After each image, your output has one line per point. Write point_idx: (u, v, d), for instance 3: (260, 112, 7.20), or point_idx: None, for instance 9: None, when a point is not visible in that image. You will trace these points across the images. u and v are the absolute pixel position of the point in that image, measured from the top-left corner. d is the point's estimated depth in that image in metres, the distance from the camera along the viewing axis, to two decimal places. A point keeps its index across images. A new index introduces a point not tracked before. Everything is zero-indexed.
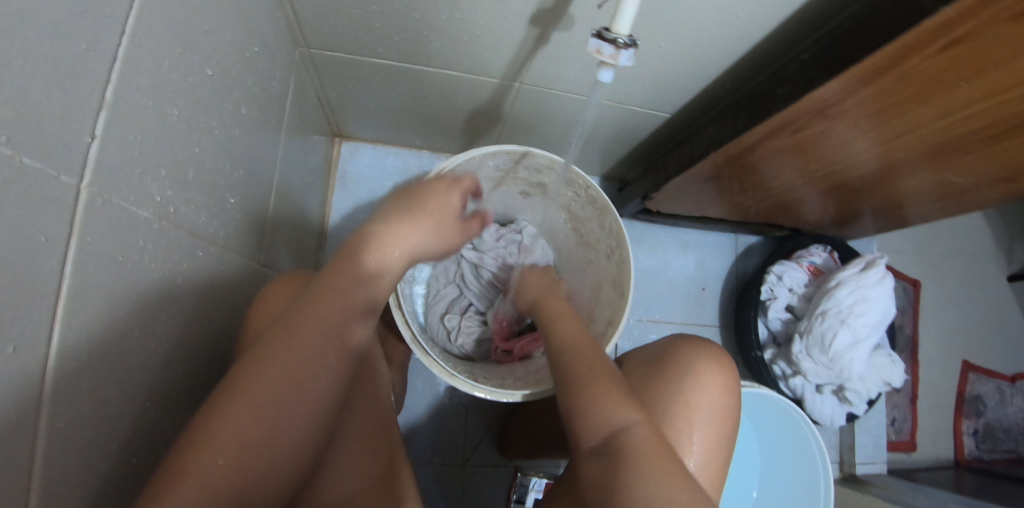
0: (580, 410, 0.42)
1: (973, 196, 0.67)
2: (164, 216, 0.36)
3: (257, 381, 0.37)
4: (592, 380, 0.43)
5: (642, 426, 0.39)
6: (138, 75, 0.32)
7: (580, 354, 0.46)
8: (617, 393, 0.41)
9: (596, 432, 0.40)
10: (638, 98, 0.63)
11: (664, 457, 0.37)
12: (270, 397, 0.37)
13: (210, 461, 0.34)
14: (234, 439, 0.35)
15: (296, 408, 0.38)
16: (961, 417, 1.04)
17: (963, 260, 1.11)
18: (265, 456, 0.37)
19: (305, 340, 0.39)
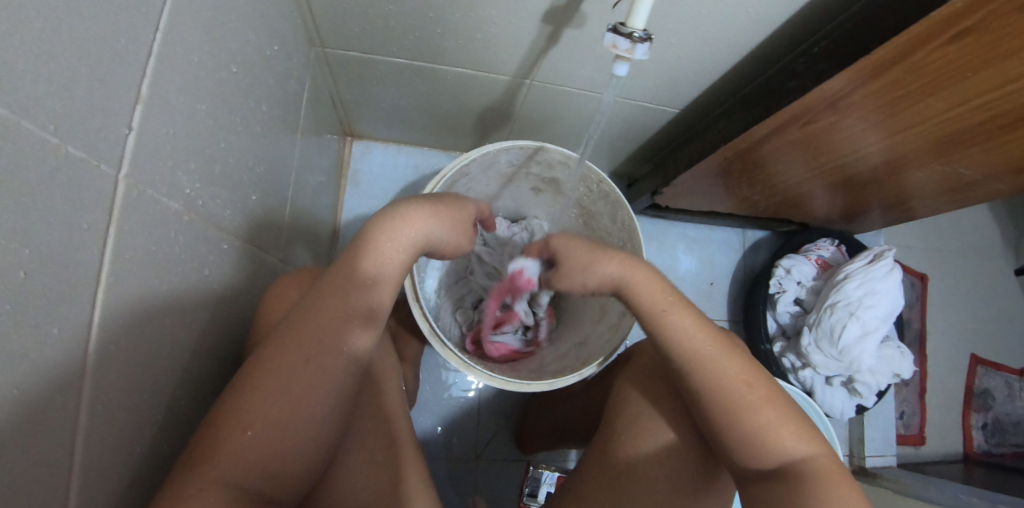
0: (750, 437, 0.39)
1: (981, 188, 0.67)
2: (192, 209, 0.37)
3: (279, 371, 0.39)
4: (763, 404, 0.39)
5: (822, 454, 0.39)
6: (170, 71, 0.33)
7: (726, 365, 0.41)
8: (787, 415, 0.39)
9: (770, 460, 0.38)
10: (649, 94, 0.64)
11: (844, 482, 0.37)
12: (293, 386, 0.39)
13: (235, 449, 0.36)
14: (262, 427, 0.37)
15: (318, 397, 0.40)
16: (969, 411, 1.04)
17: (971, 255, 1.11)
18: (288, 444, 0.38)
19: (324, 335, 0.41)
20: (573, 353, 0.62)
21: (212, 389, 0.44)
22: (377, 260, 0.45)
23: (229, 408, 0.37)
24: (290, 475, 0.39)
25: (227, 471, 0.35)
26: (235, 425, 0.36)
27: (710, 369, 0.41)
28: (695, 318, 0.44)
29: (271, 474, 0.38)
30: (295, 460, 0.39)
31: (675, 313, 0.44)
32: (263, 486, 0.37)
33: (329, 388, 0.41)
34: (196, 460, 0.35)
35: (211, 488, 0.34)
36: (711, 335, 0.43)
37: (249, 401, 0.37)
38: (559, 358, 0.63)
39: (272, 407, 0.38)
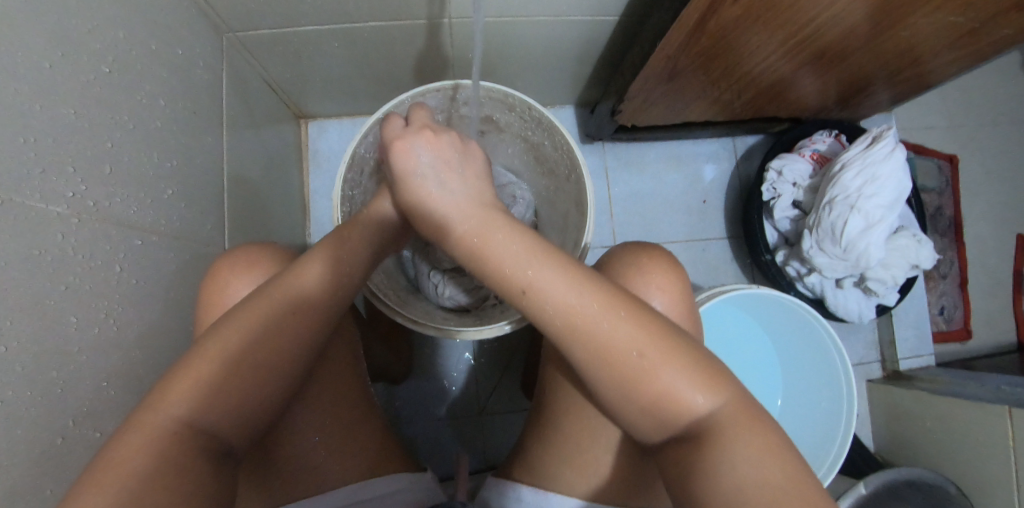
0: (649, 404, 0.34)
1: (988, 33, 0.57)
2: (83, 211, 0.37)
3: (248, 320, 0.37)
4: (654, 368, 0.34)
5: (732, 403, 0.34)
6: (18, 78, 0.32)
7: (613, 326, 0.34)
8: (688, 371, 0.34)
9: (670, 425, 0.34)
10: (577, 6, 0.58)
11: (762, 431, 0.33)
12: (262, 334, 0.37)
13: (194, 391, 0.34)
14: (224, 372, 0.35)
15: (294, 347, 0.38)
16: (1020, 295, 0.94)
17: (1007, 123, 0.98)
18: (255, 390, 0.36)
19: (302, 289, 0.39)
20: None
21: (163, 376, 0.45)
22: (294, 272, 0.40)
23: (191, 356, 0.35)
24: (254, 421, 0.37)
25: (186, 413, 0.33)
26: (199, 368, 0.35)
27: (586, 342, 0.34)
28: (564, 267, 0.36)
29: (231, 417, 0.36)
30: (261, 408, 0.37)
31: (531, 291, 0.35)
32: (220, 430, 0.35)
33: (303, 340, 0.39)
34: (153, 403, 0.33)
35: (165, 428, 0.32)
36: (594, 292, 0.35)
37: (167, 394, 0.33)
38: None
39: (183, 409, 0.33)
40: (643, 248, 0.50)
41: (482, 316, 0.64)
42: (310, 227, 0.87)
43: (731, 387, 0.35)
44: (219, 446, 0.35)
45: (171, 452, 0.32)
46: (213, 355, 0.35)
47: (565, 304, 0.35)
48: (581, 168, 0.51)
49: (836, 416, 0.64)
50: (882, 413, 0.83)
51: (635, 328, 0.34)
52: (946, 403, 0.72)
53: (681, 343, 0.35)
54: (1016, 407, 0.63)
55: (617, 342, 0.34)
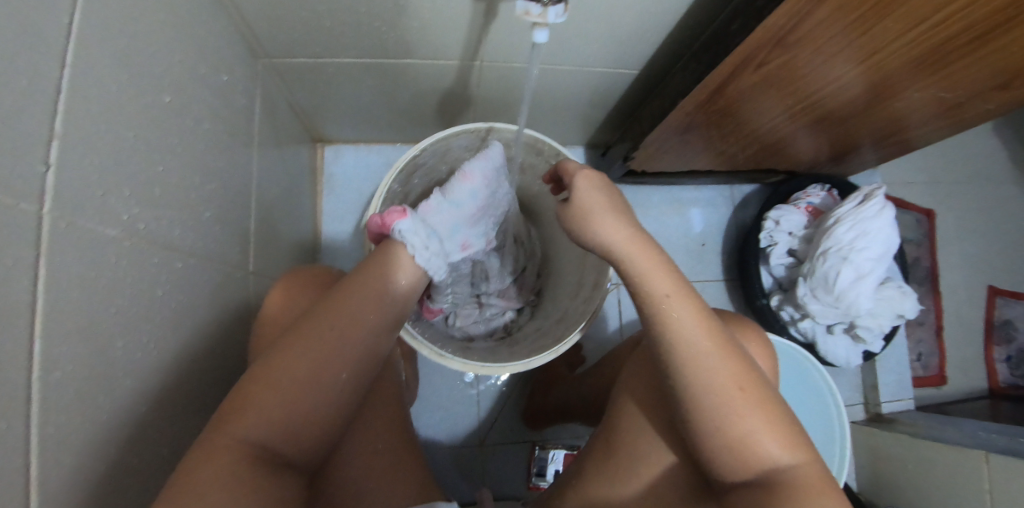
0: (735, 446, 0.39)
1: (971, 108, 0.63)
2: (133, 233, 0.38)
3: (318, 336, 0.41)
4: (751, 410, 0.40)
5: (806, 465, 0.39)
6: (87, 104, 0.34)
7: (720, 364, 0.41)
8: (775, 427, 0.40)
9: (752, 467, 0.39)
10: (602, 59, 0.62)
11: (829, 495, 0.38)
12: (317, 360, 0.40)
13: (263, 411, 0.38)
14: (307, 370, 0.40)
15: (347, 367, 0.41)
16: (991, 344, 1.00)
17: (978, 182, 1.06)
18: (309, 414, 0.40)
19: (352, 316, 0.42)
20: (553, 329, 0.63)
21: (194, 400, 0.46)
22: (366, 285, 0.44)
23: (260, 376, 0.39)
24: (308, 441, 0.40)
25: (252, 433, 0.37)
26: (262, 394, 0.38)
27: (699, 375, 0.41)
28: (692, 309, 0.43)
29: (290, 439, 0.39)
30: (316, 430, 0.40)
31: (674, 299, 0.43)
32: (282, 450, 0.39)
33: (351, 365, 0.42)
34: (225, 423, 0.37)
35: (235, 447, 0.36)
36: (713, 336, 0.42)
37: (262, 399, 0.38)
38: (542, 336, 0.64)
39: (262, 429, 0.37)
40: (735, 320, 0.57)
41: (495, 349, 0.66)
42: (320, 249, 0.88)
43: (808, 451, 0.40)
44: (280, 463, 0.38)
45: (243, 469, 0.35)
46: (277, 381, 0.39)
47: (689, 336, 0.42)
48: None
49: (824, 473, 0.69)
50: (865, 454, 0.87)
51: (732, 375, 0.41)
52: (926, 446, 0.76)
53: (770, 402, 0.41)
54: (992, 452, 0.68)
55: (715, 381, 0.41)
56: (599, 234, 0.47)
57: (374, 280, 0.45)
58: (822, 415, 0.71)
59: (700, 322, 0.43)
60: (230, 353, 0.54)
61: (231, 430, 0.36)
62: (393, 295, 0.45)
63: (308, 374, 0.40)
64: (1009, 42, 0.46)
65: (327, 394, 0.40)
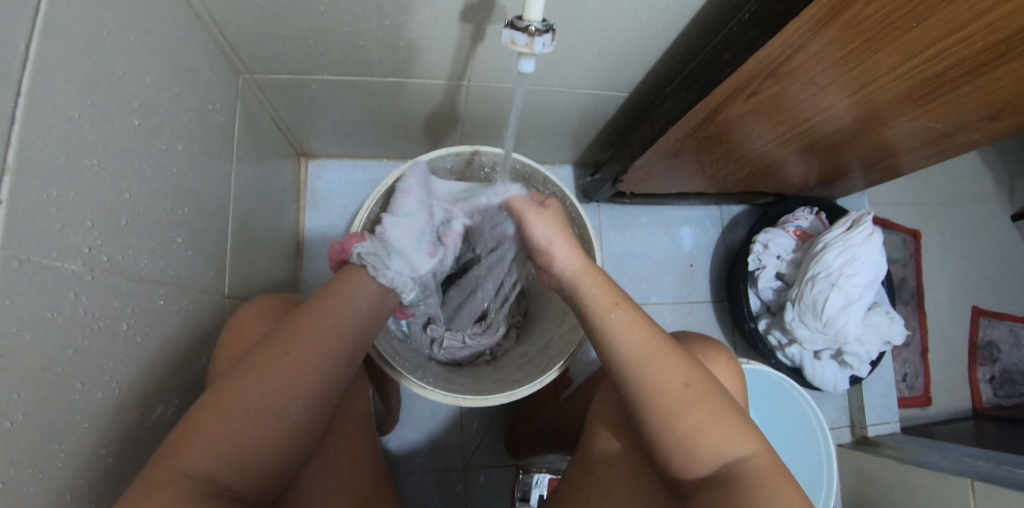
0: (684, 446, 0.39)
1: (960, 137, 0.63)
2: (96, 266, 0.36)
3: (275, 350, 0.40)
4: (694, 405, 0.40)
5: (761, 456, 0.39)
6: (45, 132, 0.31)
7: (664, 364, 0.42)
8: (726, 418, 0.40)
9: (704, 465, 0.39)
10: (592, 81, 0.61)
11: (786, 486, 0.37)
12: (271, 376, 0.39)
13: (212, 440, 0.35)
14: (258, 394, 0.38)
15: (304, 385, 0.40)
16: (975, 365, 1.01)
17: (963, 203, 1.07)
18: (261, 439, 0.37)
19: (313, 333, 0.42)
20: (539, 357, 0.62)
21: (161, 436, 0.44)
22: (318, 308, 0.43)
23: (212, 394, 0.37)
24: (259, 470, 0.38)
25: (196, 465, 0.34)
26: (208, 419, 0.36)
27: (642, 373, 0.42)
28: (637, 315, 0.45)
29: (239, 469, 0.36)
30: (268, 457, 0.38)
31: (623, 308, 0.45)
32: (230, 482, 0.36)
33: (309, 386, 0.40)
34: (167, 453, 0.34)
35: (179, 480, 0.33)
36: (656, 339, 0.43)
37: (207, 424, 0.36)
38: (526, 364, 0.63)
39: (205, 462, 0.35)
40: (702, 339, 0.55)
41: (480, 376, 0.64)
42: (303, 265, 0.86)
43: (758, 445, 0.40)
44: (228, 498, 0.35)
45: (186, 501, 0.32)
46: (228, 404, 0.37)
47: (632, 337, 0.43)
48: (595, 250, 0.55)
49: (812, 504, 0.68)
50: (850, 477, 0.87)
51: (679, 372, 0.41)
52: (912, 471, 0.76)
53: (721, 401, 0.41)
54: (976, 479, 0.68)
55: (663, 379, 0.41)
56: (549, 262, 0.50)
57: (328, 300, 0.44)
58: (810, 443, 0.71)
59: (644, 328, 0.44)
60: (203, 383, 0.52)
61: (170, 465, 0.33)
62: (347, 318, 0.44)
63: (257, 398, 0.38)
64: (1000, 76, 0.46)
65: (277, 424, 0.38)
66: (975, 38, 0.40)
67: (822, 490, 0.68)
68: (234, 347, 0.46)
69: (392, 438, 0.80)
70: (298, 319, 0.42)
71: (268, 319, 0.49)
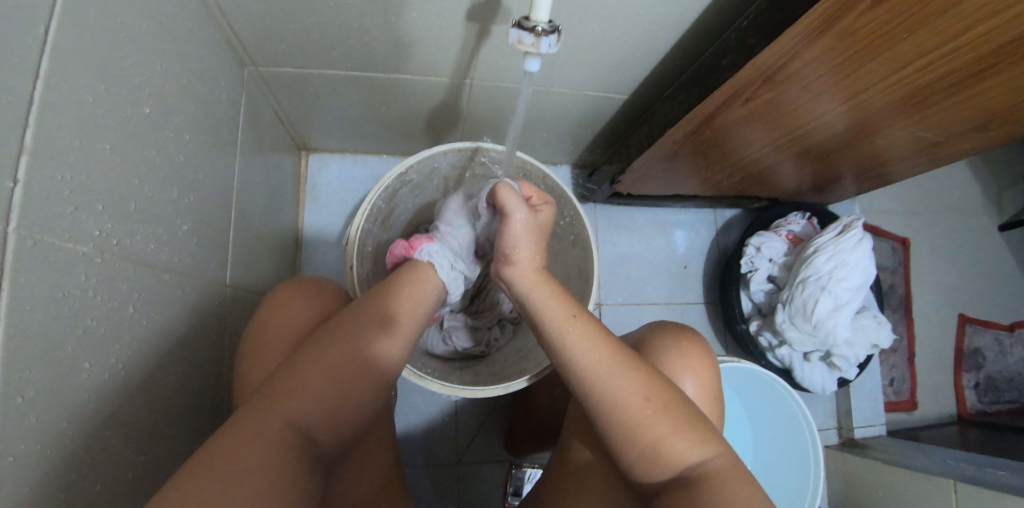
0: (647, 455, 0.40)
1: (949, 147, 0.65)
2: (104, 250, 0.37)
3: (361, 324, 0.43)
4: (657, 417, 0.41)
5: (720, 455, 0.41)
6: (60, 116, 0.32)
7: (620, 381, 0.42)
8: (686, 422, 0.41)
9: (665, 471, 0.40)
10: (593, 83, 0.62)
11: (747, 484, 0.39)
12: (349, 341, 0.42)
13: (304, 399, 0.39)
14: (337, 359, 0.41)
15: (383, 356, 0.43)
16: (961, 371, 1.03)
17: (952, 213, 1.09)
18: (347, 400, 0.40)
19: (388, 313, 0.45)
20: (534, 352, 0.63)
21: (162, 421, 0.45)
22: (390, 288, 0.47)
23: (302, 359, 0.40)
24: (340, 430, 0.40)
25: (296, 415, 0.38)
26: (303, 378, 0.39)
27: (602, 388, 0.42)
28: (592, 327, 0.46)
29: (329, 425, 0.40)
30: (352, 418, 0.41)
31: (578, 320, 0.46)
32: (320, 438, 0.39)
33: (386, 359, 0.43)
34: (269, 404, 0.37)
35: (272, 432, 0.36)
36: (610, 350, 0.44)
37: (292, 381, 0.39)
38: (521, 359, 0.64)
39: (291, 417, 0.38)
40: (680, 331, 0.56)
41: (477, 372, 0.65)
42: (302, 259, 0.87)
43: (717, 444, 0.41)
44: (314, 453, 0.38)
45: (282, 451, 0.35)
46: (321, 364, 0.40)
47: (586, 348, 0.44)
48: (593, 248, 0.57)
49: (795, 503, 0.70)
50: (837, 479, 0.88)
51: (637, 385, 0.42)
52: (896, 473, 0.78)
53: (681, 410, 0.42)
54: (959, 481, 0.70)
55: (624, 393, 0.42)
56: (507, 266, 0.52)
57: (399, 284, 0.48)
58: (797, 443, 0.72)
59: (599, 339, 0.45)
60: (204, 371, 0.52)
61: (261, 414, 0.37)
62: (418, 299, 0.48)
63: (338, 362, 0.41)
64: (989, 87, 0.48)
65: (358, 386, 0.41)
66: (964, 50, 0.41)
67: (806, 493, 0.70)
68: (285, 323, 0.47)
69: None
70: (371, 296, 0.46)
71: (317, 299, 0.49)
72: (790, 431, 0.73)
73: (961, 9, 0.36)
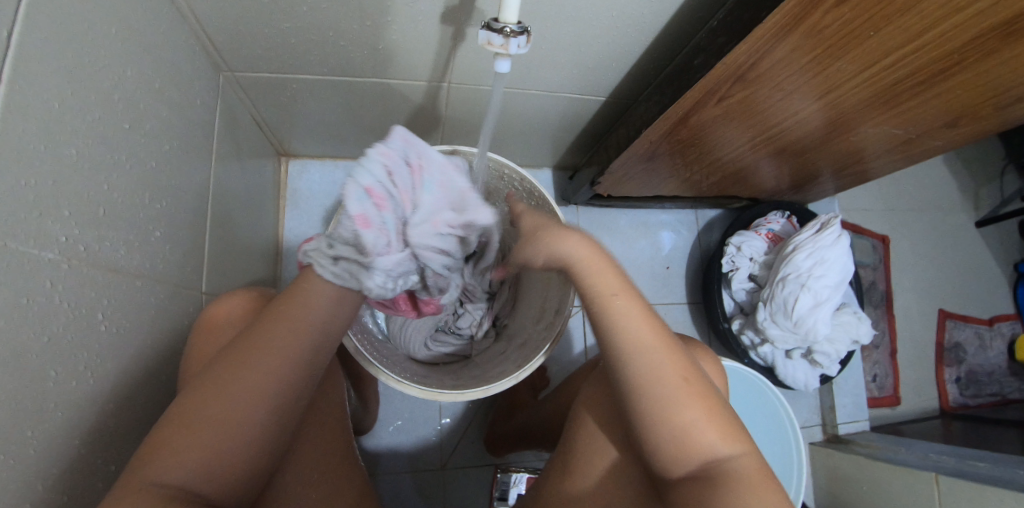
0: (677, 440, 0.40)
1: (922, 144, 0.66)
2: (72, 256, 0.36)
3: (244, 364, 0.39)
4: (692, 402, 0.40)
5: (748, 457, 0.40)
6: (25, 121, 0.32)
7: (660, 362, 0.41)
8: (719, 419, 0.41)
9: (691, 464, 0.40)
10: (570, 85, 0.63)
11: (770, 484, 0.39)
12: (240, 379, 0.38)
13: (186, 453, 0.36)
14: (230, 398, 0.38)
15: (277, 388, 0.40)
16: (943, 365, 1.05)
17: (930, 210, 1.11)
18: (236, 448, 0.38)
19: (284, 341, 0.41)
20: (515, 354, 0.63)
21: (133, 429, 0.44)
22: (284, 306, 0.42)
23: (188, 404, 0.37)
24: (238, 475, 0.38)
25: (172, 472, 0.35)
26: (182, 429, 0.36)
27: (647, 368, 0.41)
28: (640, 309, 0.43)
29: (220, 477, 0.37)
30: (251, 457, 0.39)
31: (625, 298, 0.43)
32: (209, 491, 0.36)
33: (282, 394, 0.40)
34: (145, 462, 0.35)
35: (154, 491, 0.34)
36: (655, 333, 0.42)
37: (181, 429, 0.36)
38: (503, 361, 0.64)
39: (176, 471, 0.35)
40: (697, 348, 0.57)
41: (458, 374, 0.65)
42: (282, 265, 0.86)
43: (744, 441, 0.41)
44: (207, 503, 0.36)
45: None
46: (200, 420, 0.37)
47: (631, 332, 0.42)
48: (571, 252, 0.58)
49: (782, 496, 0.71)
50: (823, 475, 0.89)
51: (673, 373, 0.41)
52: (880, 467, 0.79)
53: (714, 400, 0.41)
54: (940, 473, 0.70)
55: (660, 379, 0.41)
56: (555, 248, 0.45)
57: (289, 300, 0.43)
58: (780, 439, 0.73)
59: (645, 323, 0.42)
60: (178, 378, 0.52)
61: (147, 469, 0.35)
62: (314, 316, 0.43)
63: (232, 405, 0.38)
64: (960, 83, 0.49)
65: (258, 423, 0.39)
66: (931, 47, 0.42)
67: (790, 489, 0.70)
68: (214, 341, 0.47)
69: (370, 438, 0.80)
70: (263, 320, 0.42)
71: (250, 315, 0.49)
72: (774, 425, 0.74)
73: (923, 6, 0.37)
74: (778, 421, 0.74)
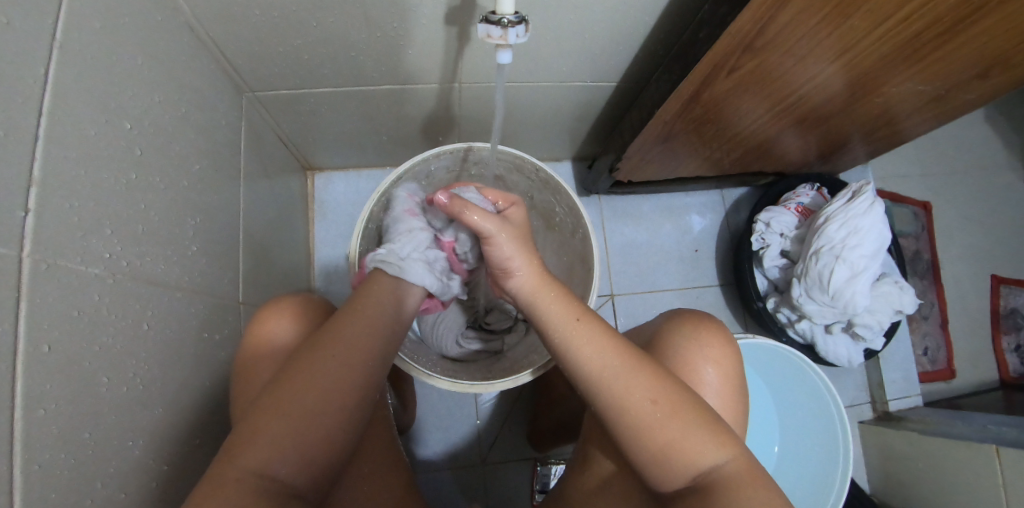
0: (659, 459, 0.40)
1: (955, 98, 0.63)
2: (116, 271, 0.38)
3: (323, 357, 0.41)
4: (666, 421, 0.40)
5: (737, 459, 0.41)
6: (64, 150, 0.34)
7: (627, 381, 0.42)
8: (703, 423, 0.41)
9: (683, 476, 0.40)
10: (580, 73, 0.63)
11: (761, 487, 0.39)
12: (316, 373, 0.40)
13: (266, 442, 0.38)
14: (306, 393, 0.39)
15: (351, 381, 0.41)
16: (999, 334, 0.98)
17: (974, 170, 1.05)
18: (315, 441, 0.39)
19: (358, 337, 0.43)
20: (541, 346, 0.63)
21: (184, 432, 0.46)
22: (360, 313, 0.45)
23: (268, 398, 0.39)
24: (319, 467, 0.39)
25: (260, 465, 0.37)
26: (267, 421, 0.38)
27: (611, 389, 0.42)
28: (599, 330, 0.45)
29: (302, 468, 0.39)
30: (327, 453, 0.40)
31: (582, 323, 0.45)
32: (293, 481, 0.38)
33: (352, 389, 0.41)
34: (234, 453, 0.37)
35: (245, 479, 0.36)
36: (616, 350, 0.43)
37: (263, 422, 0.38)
38: (532, 351, 0.64)
39: (263, 461, 0.37)
40: (699, 317, 0.55)
41: (489, 368, 0.65)
42: (315, 276, 0.89)
43: (734, 445, 0.41)
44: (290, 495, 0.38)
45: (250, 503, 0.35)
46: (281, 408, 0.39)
47: (590, 357, 0.43)
48: (592, 237, 0.58)
49: (828, 478, 0.68)
50: (877, 454, 0.85)
51: (647, 387, 0.41)
52: (936, 442, 0.75)
53: (693, 411, 0.41)
54: (1001, 446, 0.66)
55: (632, 399, 0.41)
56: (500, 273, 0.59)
57: (356, 305, 0.46)
58: (821, 418, 0.71)
59: (600, 343, 0.44)
60: (224, 384, 0.54)
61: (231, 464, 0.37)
62: (384, 320, 0.46)
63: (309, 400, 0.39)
64: (989, 27, 0.46)
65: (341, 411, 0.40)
66: None
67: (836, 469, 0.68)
68: (270, 349, 0.48)
69: (410, 437, 0.82)
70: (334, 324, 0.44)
71: (297, 318, 0.50)
72: (814, 405, 0.71)
73: None
74: (817, 401, 0.71)
